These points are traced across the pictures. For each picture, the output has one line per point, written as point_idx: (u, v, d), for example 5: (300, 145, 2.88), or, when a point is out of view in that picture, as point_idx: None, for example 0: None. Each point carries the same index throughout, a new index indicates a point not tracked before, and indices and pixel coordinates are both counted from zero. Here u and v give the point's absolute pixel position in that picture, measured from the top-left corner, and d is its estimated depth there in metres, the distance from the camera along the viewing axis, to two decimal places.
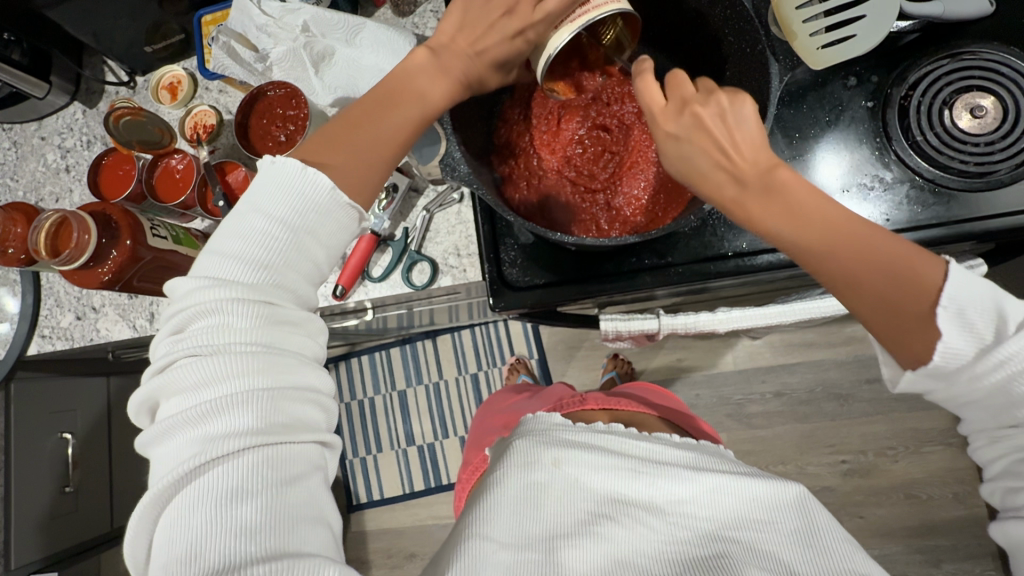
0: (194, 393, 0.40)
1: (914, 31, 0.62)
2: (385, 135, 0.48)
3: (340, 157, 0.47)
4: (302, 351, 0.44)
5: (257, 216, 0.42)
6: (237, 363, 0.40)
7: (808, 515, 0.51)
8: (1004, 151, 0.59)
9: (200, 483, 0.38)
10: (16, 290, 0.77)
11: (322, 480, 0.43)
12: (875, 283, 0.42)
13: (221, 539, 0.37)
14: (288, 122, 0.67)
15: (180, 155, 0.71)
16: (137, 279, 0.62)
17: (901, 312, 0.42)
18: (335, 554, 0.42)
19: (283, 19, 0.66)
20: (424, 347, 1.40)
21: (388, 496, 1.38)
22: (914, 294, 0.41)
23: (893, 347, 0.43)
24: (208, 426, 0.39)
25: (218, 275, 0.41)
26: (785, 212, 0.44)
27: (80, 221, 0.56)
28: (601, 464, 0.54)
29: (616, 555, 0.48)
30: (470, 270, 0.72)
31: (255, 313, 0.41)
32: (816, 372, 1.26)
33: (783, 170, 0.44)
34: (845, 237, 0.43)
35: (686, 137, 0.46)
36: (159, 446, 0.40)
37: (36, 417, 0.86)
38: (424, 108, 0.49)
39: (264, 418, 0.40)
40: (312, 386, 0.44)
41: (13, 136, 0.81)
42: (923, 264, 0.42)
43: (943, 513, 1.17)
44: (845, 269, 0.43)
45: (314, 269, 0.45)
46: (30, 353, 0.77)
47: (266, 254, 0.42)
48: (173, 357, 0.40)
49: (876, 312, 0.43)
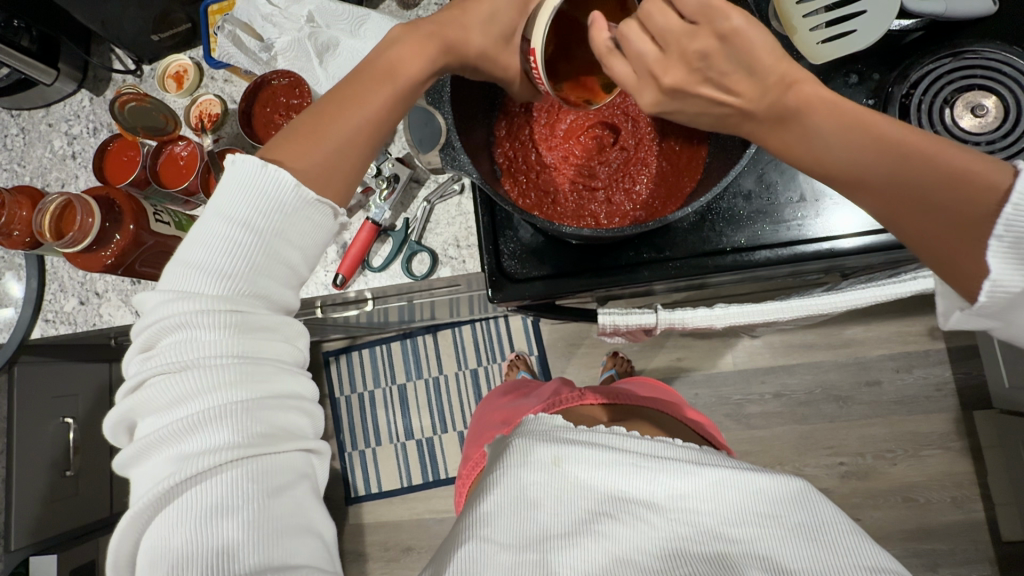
0: (168, 410, 0.40)
1: (919, 29, 0.62)
2: (355, 127, 0.48)
3: (306, 148, 0.47)
4: (280, 358, 0.44)
5: (220, 223, 0.42)
6: (212, 380, 0.40)
7: (811, 505, 0.51)
8: (1005, 150, 0.59)
9: (180, 501, 0.38)
10: (21, 275, 0.78)
11: (307, 488, 0.44)
12: (922, 185, 0.40)
13: (203, 559, 0.37)
14: (291, 111, 0.68)
15: (183, 142, 0.71)
16: (140, 263, 0.62)
17: (952, 223, 0.40)
18: (321, 561, 0.43)
19: (288, 9, 0.68)
20: (424, 341, 1.41)
21: (386, 489, 1.38)
22: (963, 208, 0.39)
23: (947, 272, 0.41)
24: (185, 443, 0.39)
25: (184, 289, 0.42)
26: (829, 130, 0.41)
27: (84, 204, 0.56)
28: (603, 459, 0.54)
29: (618, 554, 0.48)
30: (469, 262, 0.73)
31: (225, 328, 0.41)
32: (816, 374, 1.26)
33: (804, 90, 0.40)
34: (897, 153, 0.40)
35: (681, 100, 0.43)
36: (137, 464, 0.41)
37: (37, 400, 0.87)
38: (396, 83, 0.49)
39: (242, 431, 0.40)
40: (290, 394, 0.44)
41: (21, 122, 0.82)
42: (977, 173, 0.39)
43: (941, 517, 1.17)
44: (882, 182, 0.41)
45: (288, 271, 0.45)
46: (32, 337, 0.77)
47: (229, 262, 0.42)
48: (144, 377, 0.41)
49: (916, 223, 0.41)
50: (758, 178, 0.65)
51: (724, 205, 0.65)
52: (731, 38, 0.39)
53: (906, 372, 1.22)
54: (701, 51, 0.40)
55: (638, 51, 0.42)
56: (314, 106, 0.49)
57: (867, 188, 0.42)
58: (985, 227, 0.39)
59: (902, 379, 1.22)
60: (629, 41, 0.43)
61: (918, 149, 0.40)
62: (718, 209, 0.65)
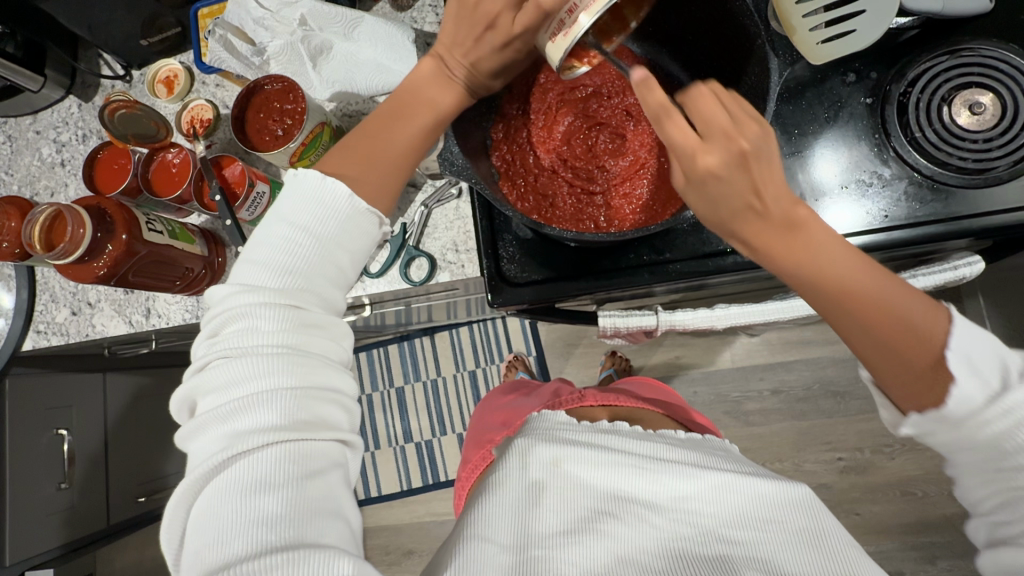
0: (224, 392, 0.40)
1: (915, 28, 0.62)
2: (398, 149, 0.50)
3: (356, 166, 0.48)
4: (328, 355, 0.44)
5: (278, 226, 0.44)
6: (266, 363, 0.40)
7: (814, 516, 0.51)
8: (1002, 148, 0.59)
9: (226, 476, 0.38)
10: (11, 285, 0.77)
11: (344, 477, 0.42)
12: (883, 328, 0.43)
13: (241, 530, 0.36)
14: (285, 116, 0.65)
15: (176, 149, 0.70)
16: (133, 273, 0.61)
17: (907, 366, 0.44)
18: (352, 547, 0.40)
19: (280, 12, 0.66)
20: (422, 343, 1.40)
21: (385, 493, 1.37)
22: (910, 343, 0.43)
23: (897, 390, 0.45)
24: (235, 422, 0.39)
25: (248, 282, 0.42)
26: (809, 252, 0.43)
27: (74, 215, 0.56)
28: (605, 461, 0.53)
29: (619, 552, 0.47)
30: (468, 266, 0.72)
31: (282, 317, 0.41)
32: (813, 370, 1.26)
33: (802, 208, 0.43)
34: (862, 291, 0.43)
35: (729, 179, 0.42)
36: (191, 441, 0.41)
37: (30, 411, 0.86)
38: (433, 117, 0.51)
39: (289, 414, 0.40)
40: (335, 387, 0.43)
41: (8, 130, 0.81)
42: (930, 316, 0.43)
43: (939, 510, 1.17)
44: (853, 312, 0.44)
45: (339, 274, 0.45)
46: (24, 348, 0.76)
47: (290, 259, 0.43)
48: (208, 360, 0.41)
49: (880, 353, 0.44)
50: None
51: None
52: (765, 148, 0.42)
53: None
54: (756, 138, 0.42)
55: (689, 138, 0.43)
56: (359, 126, 0.50)
57: (842, 315, 0.44)
58: (935, 364, 0.43)
59: None
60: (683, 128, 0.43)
61: (884, 286, 0.43)
62: None
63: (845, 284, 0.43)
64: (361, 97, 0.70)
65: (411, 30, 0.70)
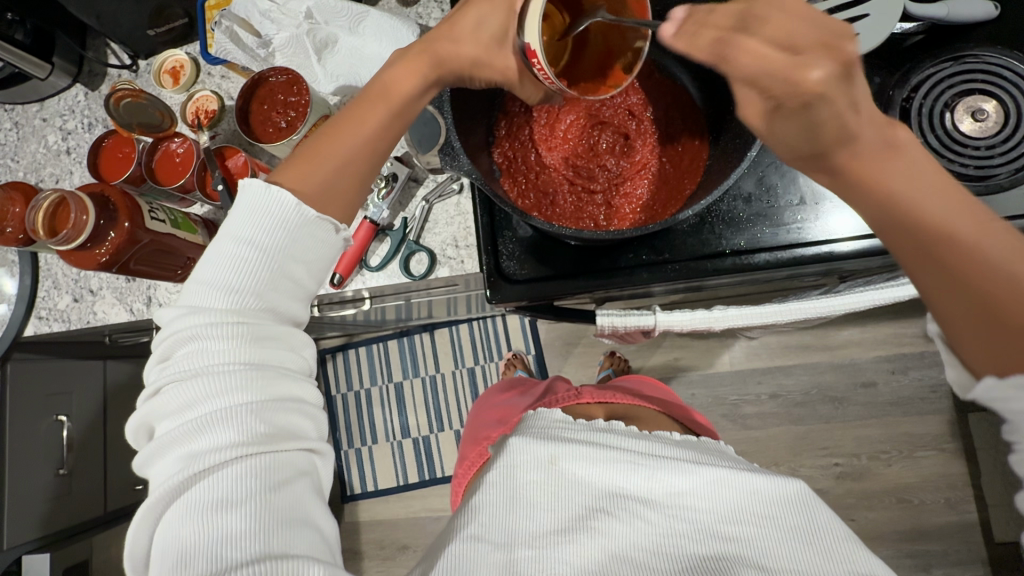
0: (180, 414, 0.40)
1: (920, 33, 0.63)
2: (354, 145, 0.49)
3: (306, 164, 0.47)
4: (287, 366, 0.44)
5: (226, 241, 0.43)
6: (219, 382, 0.40)
7: (810, 510, 0.51)
8: (1004, 156, 0.59)
9: (186, 499, 0.38)
10: (14, 271, 0.77)
11: (311, 486, 0.43)
12: (949, 255, 0.37)
13: (207, 547, 0.37)
14: (289, 109, 0.65)
15: (179, 139, 0.71)
16: (134, 261, 0.62)
17: (1001, 314, 0.36)
18: (325, 555, 0.41)
19: (286, 5, 0.67)
20: (421, 339, 1.41)
21: (382, 487, 1.38)
22: (978, 277, 0.36)
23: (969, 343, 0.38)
24: (193, 443, 0.40)
25: (196, 302, 0.42)
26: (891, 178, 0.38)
27: (78, 201, 0.56)
28: (600, 458, 0.53)
29: (613, 549, 0.48)
30: (468, 262, 0.72)
31: (232, 335, 0.41)
32: (812, 375, 1.26)
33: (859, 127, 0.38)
34: (911, 208, 0.38)
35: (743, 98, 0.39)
36: (152, 464, 0.41)
37: (31, 397, 0.87)
38: (393, 101, 0.50)
39: (248, 431, 0.40)
40: (297, 397, 0.44)
41: (15, 117, 0.81)
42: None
43: (935, 518, 1.17)
44: (927, 246, 0.37)
45: (296, 286, 0.45)
46: (26, 334, 0.77)
47: (236, 277, 0.42)
48: (161, 383, 0.41)
49: (951, 295, 0.37)
50: (758, 181, 0.65)
51: (723, 208, 0.65)
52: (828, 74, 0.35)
53: (901, 374, 1.22)
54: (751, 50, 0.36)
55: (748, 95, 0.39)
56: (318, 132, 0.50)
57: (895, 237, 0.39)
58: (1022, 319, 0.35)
59: (898, 380, 1.22)
60: (750, 51, 0.35)
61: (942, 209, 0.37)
62: (717, 211, 0.65)
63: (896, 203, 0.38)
64: None
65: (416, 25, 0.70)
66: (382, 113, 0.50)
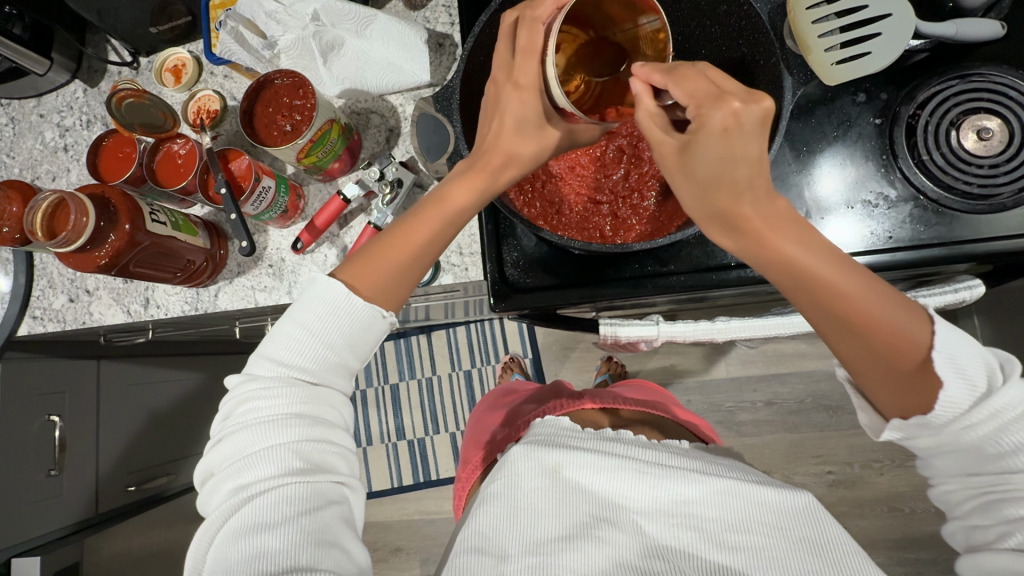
0: (229, 463, 0.43)
1: (925, 50, 0.62)
2: (412, 253, 0.50)
3: (370, 275, 0.48)
4: (330, 420, 0.45)
5: (284, 323, 0.46)
6: (263, 430, 0.43)
7: (820, 526, 0.49)
8: (1008, 174, 0.59)
9: (227, 537, 0.40)
10: (8, 270, 0.76)
11: (345, 516, 0.43)
12: (874, 320, 0.43)
13: (246, 570, 0.38)
14: (295, 112, 0.65)
15: (182, 140, 0.70)
16: (135, 262, 0.61)
17: (892, 355, 0.43)
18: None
19: (292, 6, 0.66)
20: (418, 341, 1.40)
21: (375, 489, 1.37)
22: (852, 321, 0.43)
23: (881, 393, 0.45)
24: (238, 486, 0.42)
25: (254, 371, 0.45)
26: (801, 249, 0.44)
27: (78, 203, 0.55)
28: (607, 468, 0.53)
29: (619, 559, 0.47)
30: (472, 269, 0.71)
31: (278, 392, 0.43)
32: (807, 383, 1.26)
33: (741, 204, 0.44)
34: (825, 277, 0.43)
35: (697, 181, 0.44)
36: (207, 510, 0.44)
37: (22, 396, 0.85)
38: (448, 212, 0.51)
39: (285, 471, 0.42)
40: (334, 442, 0.45)
41: (10, 112, 0.80)
42: (901, 315, 0.43)
43: (925, 527, 1.18)
44: (842, 314, 0.44)
45: (340, 366, 0.46)
46: (18, 334, 0.75)
47: (288, 352, 0.45)
48: (220, 436, 0.44)
49: (851, 349, 0.45)
50: None
51: None
52: (755, 116, 0.42)
53: None
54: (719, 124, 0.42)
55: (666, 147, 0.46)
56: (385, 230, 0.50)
57: (812, 304, 0.45)
58: (921, 364, 0.43)
59: None
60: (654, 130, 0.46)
61: (846, 276, 0.43)
62: None
63: (798, 275, 0.44)
64: (370, 95, 0.71)
65: (423, 29, 0.70)
66: (439, 227, 0.51)
